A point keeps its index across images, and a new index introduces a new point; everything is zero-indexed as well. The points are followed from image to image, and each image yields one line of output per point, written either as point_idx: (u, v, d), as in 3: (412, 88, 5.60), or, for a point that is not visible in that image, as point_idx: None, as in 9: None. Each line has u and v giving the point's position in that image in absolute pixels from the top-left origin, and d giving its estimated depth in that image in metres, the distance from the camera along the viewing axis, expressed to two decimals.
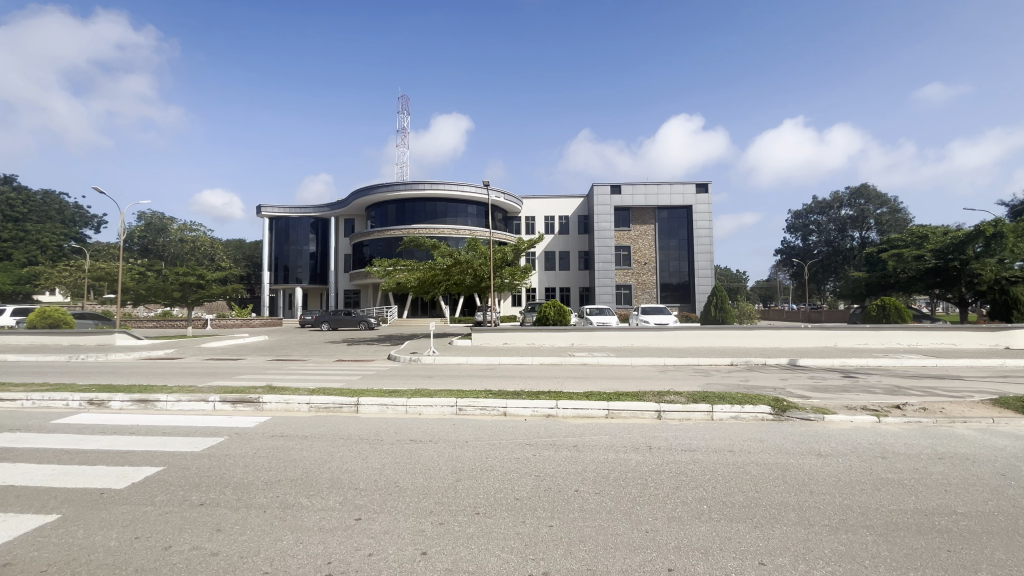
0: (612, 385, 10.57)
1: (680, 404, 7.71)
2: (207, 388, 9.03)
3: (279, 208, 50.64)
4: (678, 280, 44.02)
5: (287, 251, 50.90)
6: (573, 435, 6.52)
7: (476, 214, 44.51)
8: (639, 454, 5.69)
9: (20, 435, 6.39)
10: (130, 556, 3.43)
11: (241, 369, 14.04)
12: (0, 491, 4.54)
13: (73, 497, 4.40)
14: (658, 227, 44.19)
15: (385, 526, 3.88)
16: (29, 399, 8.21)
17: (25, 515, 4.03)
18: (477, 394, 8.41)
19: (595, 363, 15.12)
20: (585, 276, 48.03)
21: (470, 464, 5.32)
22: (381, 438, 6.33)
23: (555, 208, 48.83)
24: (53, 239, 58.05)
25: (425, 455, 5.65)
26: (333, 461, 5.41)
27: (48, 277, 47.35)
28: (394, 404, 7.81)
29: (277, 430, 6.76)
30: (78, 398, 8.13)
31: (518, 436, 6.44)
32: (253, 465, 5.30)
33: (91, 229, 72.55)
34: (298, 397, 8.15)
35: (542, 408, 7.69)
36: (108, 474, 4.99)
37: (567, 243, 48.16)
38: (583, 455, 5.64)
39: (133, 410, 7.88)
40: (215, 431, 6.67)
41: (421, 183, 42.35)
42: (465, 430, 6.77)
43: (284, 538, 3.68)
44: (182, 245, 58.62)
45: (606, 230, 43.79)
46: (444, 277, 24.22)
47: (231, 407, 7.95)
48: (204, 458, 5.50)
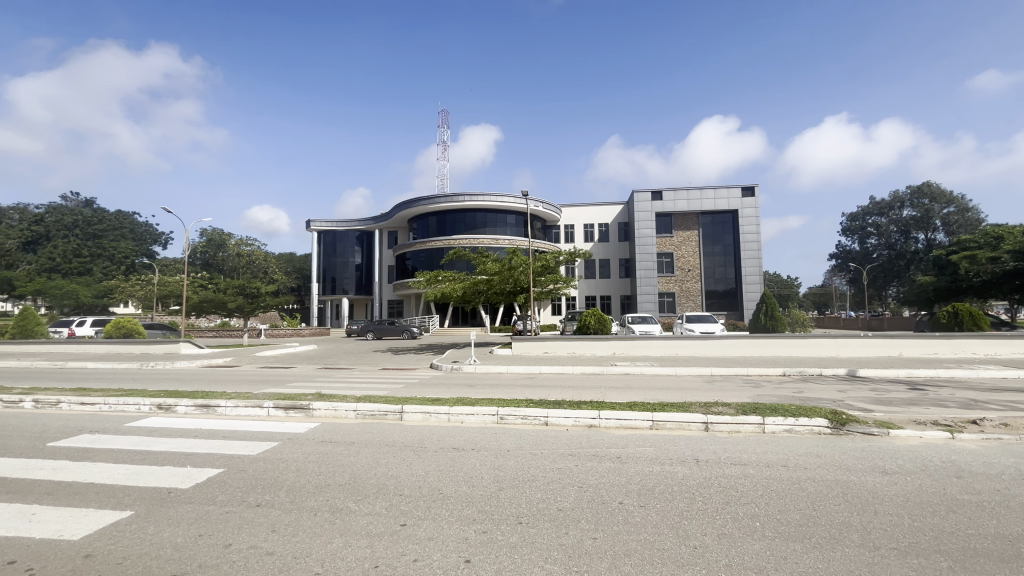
0: (656, 396, 10.27)
1: (728, 416, 7.42)
2: (263, 395, 9.48)
3: (327, 222, 52.95)
4: (725, 287, 42.51)
5: (335, 263, 52.87)
6: (615, 445, 6.41)
7: (516, 224, 44.67)
8: (686, 467, 5.52)
9: (98, 437, 6.94)
10: (195, 552, 3.65)
11: (291, 376, 14.67)
12: (83, 486, 4.97)
13: (144, 495, 4.74)
14: (702, 233, 42.85)
15: (430, 532, 3.94)
16: (107, 403, 8.90)
17: (103, 510, 4.38)
18: (518, 403, 8.41)
19: (638, 372, 14.83)
20: (627, 284, 47.30)
21: (514, 474, 5.31)
22: (424, 445, 6.45)
23: (594, 216, 48.45)
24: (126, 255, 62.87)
25: (467, 464, 5.70)
26: (379, 467, 5.57)
27: (121, 290, 51.22)
28: (436, 412, 7.93)
29: (326, 436, 6.99)
30: (149, 403, 8.76)
31: (560, 446, 6.41)
32: (304, 468, 5.53)
33: (159, 246, 78.16)
34: (344, 404, 8.41)
35: (584, 419, 7.60)
36: (173, 475, 5.32)
37: (607, 251, 47.65)
38: (626, 467, 5.52)
39: (196, 415, 8.38)
40: (270, 435, 6.98)
41: (462, 195, 43.14)
42: (507, 438, 6.80)
43: (334, 541, 3.82)
44: (238, 259, 62.11)
45: (647, 236, 42.98)
46: (486, 287, 24.35)
47: (283, 413, 8.32)
48: (260, 462, 5.78)
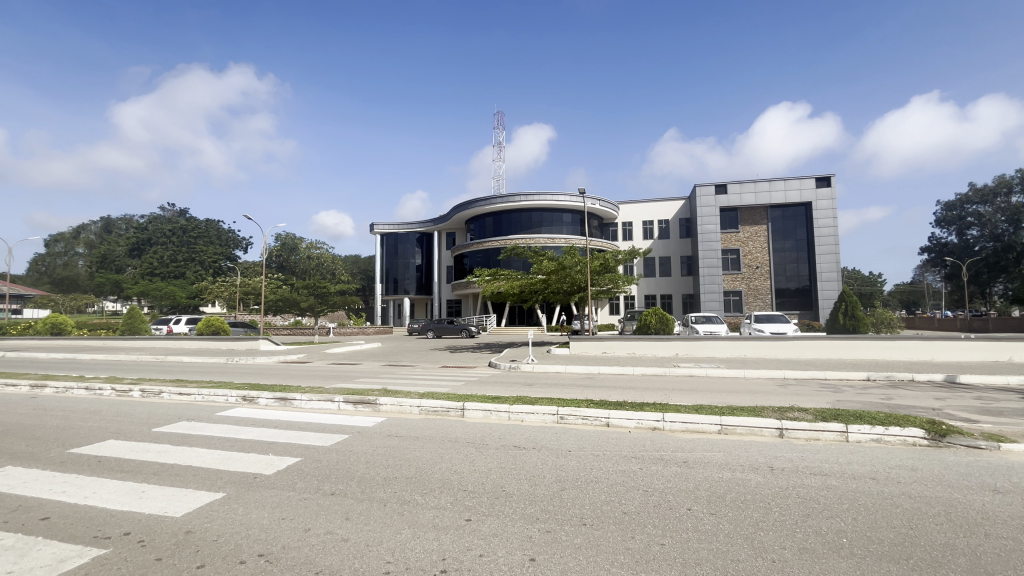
0: (723, 399, 9.80)
1: (805, 422, 6.93)
2: (334, 390, 10.03)
3: (389, 225, 55.14)
4: (797, 285, 39.86)
5: (397, 264, 54.97)
6: (681, 449, 6.17)
7: (572, 222, 44.26)
8: (759, 475, 5.22)
9: (194, 424, 7.66)
10: (278, 534, 3.92)
11: (359, 372, 15.43)
12: (184, 468, 5.50)
13: (234, 479, 5.16)
14: (771, 228, 40.38)
15: (494, 528, 3.98)
16: (199, 394, 9.78)
17: (200, 491, 4.81)
18: (578, 403, 8.33)
19: (703, 374, 14.21)
20: (689, 282, 45.52)
21: (576, 475, 5.27)
22: (486, 442, 6.55)
23: (653, 212, 47.01)
24: (213, 259, 68.85)
25: (529, 462, 5.72)
26: (443, 462, 5.72)
27: (209, 291, 56.11)
28: (497, 410, 8.01)
29: (393, 430, 7.28)
30: (235, 395, 9.54)
31: (622, 448, 6.27)
32: (373, 461, 5.79)
33: (241, 250, 84.89)
34: (409, 400, 8.71)
35: (647, 421, 7.39)
36: (258, 461, 5.77)
37: (667, 248, 46.11)
38: (694, 472, 5.30)
39: (276, 407, 9.02)
40: (342, 428, 7.37)
41: (518, 195, 43.37)
42: (568, 439, 6.74)
43: (403, 532, 3.94)
44: (309, 261, 66.15)
45: (711, 232, 41.06)
46: (543, 286, 24.27)
47: (353, 407, 8.77)
48: (333, 452, 6.11)
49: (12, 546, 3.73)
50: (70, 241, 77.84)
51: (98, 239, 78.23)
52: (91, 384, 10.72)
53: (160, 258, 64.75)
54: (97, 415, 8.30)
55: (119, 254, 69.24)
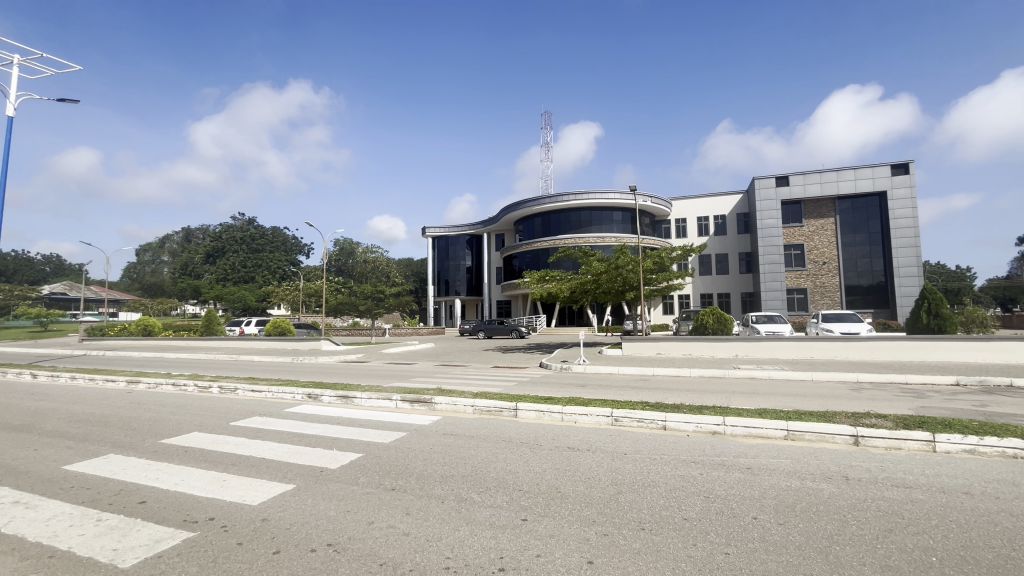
0: (789, 403, 9.27)
1: (885, 430, 6.40)
2: (392, 388, 10.39)
3: (440, 228, 56.46)
4: (870, 281, 37.02)
5: (448, 266, 56.18)
6: (744, 455, 5.89)
7: (622, 220, 43.41)
8: (833, 485, 4.89)
9: (266, 419, 8.19)
10: (345, 525, 4.11)
11: (415, 372, 15.91)
12: (259, 460, 5.90)
13: (303, 471, 5.47)
14: (840, 220, 37.73)
15: (551, 529, 3.99)
16: (269, 391, 10.43)
17: (272, 482, 5.13)
18: (633, 405, 8.14)
19: (766, 377, 13.51)
20: (748, 280, 43.40)
21: (633, 478, 5.16)
22: (540, 443, 6.56)
23: (708, 207, 45.24)
24: (279, 264, 73.39)
25: (583, 464, 5.67)
26: (498, 462, 5.79)
27: (276, 295, 59.84)
28: (550, 411, 7.99)
29: (448, 428, 7.45)
30: (301, 392, 10.09)
31: (680, 452, 6.07)
32: (430, 458, 5.95)
33: (304, 255, 89.89)
34: (463, 399, 8.86)
35: (706, 425, 7.10)
36: (324, 456, 6.08)
37: (724, 245, 44.22)
38: (758, 479, 5.05)
39: (338, 404, 9.48)
40: (399, 426, 7.61)
41: (566, 195, 43.08)
42: (624, 441, 6.61)
43: (461, 529, 4.03)
44: (365, 265, 68.95)
45: (771, 226, 38.96)
46: (594, 286, 23.94)
47: (409, 406, 9.04)
48: (392, 449, 6.34)
49: (116, 526, 4.15)
50: (156, 249, 85.48)
51: (180, 247, 85.40)
52: (176, 381, 11.75)
53: (233, 265, 69.79)
54: (182, 409, 9.09)
55: (197, 261, 75.21)
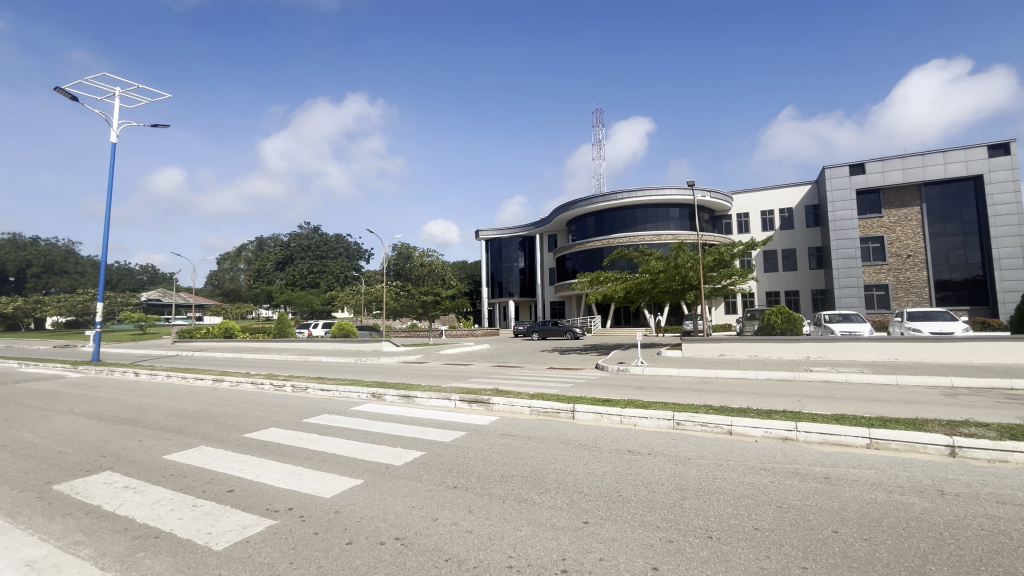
0: (871, 409, 8.58)
1: (988, 442, 5.75)
2: (451, 388, 10.66)
3: (493, 231, 57.20)
4: (965, 275, 33.39)
5: (501, 268, 56.78)
6: (820, 464, 5.53)
7: (679, 217, 41.97)
8: (926, 499, 4.47)
9: (335, 417, 8.65)
10: (410, 520, 4.28)
11: (472, 373, 16.24)
12: (329, 455, 6.26)
13: (370, 467, 5.74)
14: (926, 209, 34.39)
15: (613, 533, 3.94)
16: (336, 390, 11.02)
17: (343, 477, 5.42)
18: (696, 409, 7.86)
19: (842, 380, 12.58)
20: (820, 276, 40.57)
21: (697, 484, 4.99)
22: (599, 445, 6.49)
23: (773, 200, 42.77)
24: (342, 269, 77.24)
25: (645, 468, 5.54)
26: (558, 463, 5.77)
27: (339, 299, 63.13)
28: (609, 413, 7.89)
29: (506, 429, 7.55)
30: (366, 391, 10.58)
31: (748, 458, 5.79)
32: (490, 458, 6.05)
33: (364, 261, 93.96)
34: (520, 400, 8.92)
35: (777, 430, 6.73)
36: (389, 453, 6.35)
37: (791, 240, 41.64)
38: (837, 490, 4.72)
39: (400, 403, 9.84)
40: (459, 426, 7.80)
41: (619, 193, 42.25)
42: (687, 446, 6.40)
43: (522, 529, 4.07)
44: (422, 269, 71.06)
45: (845, 218, 36.21)
46: (651, 286, 23.24)
47: (468, 406, 9.23)
48: (453, 448, 6.51)
49: (209, 512, 4.55)
50: (234, 257, 92.55)
51: (254, 255, 92.04)
52: (255, 379, 12.72)
53: (301, 271, 74.26)
54: (262, 406, 9.82)
55: (270, 268, 80.72)
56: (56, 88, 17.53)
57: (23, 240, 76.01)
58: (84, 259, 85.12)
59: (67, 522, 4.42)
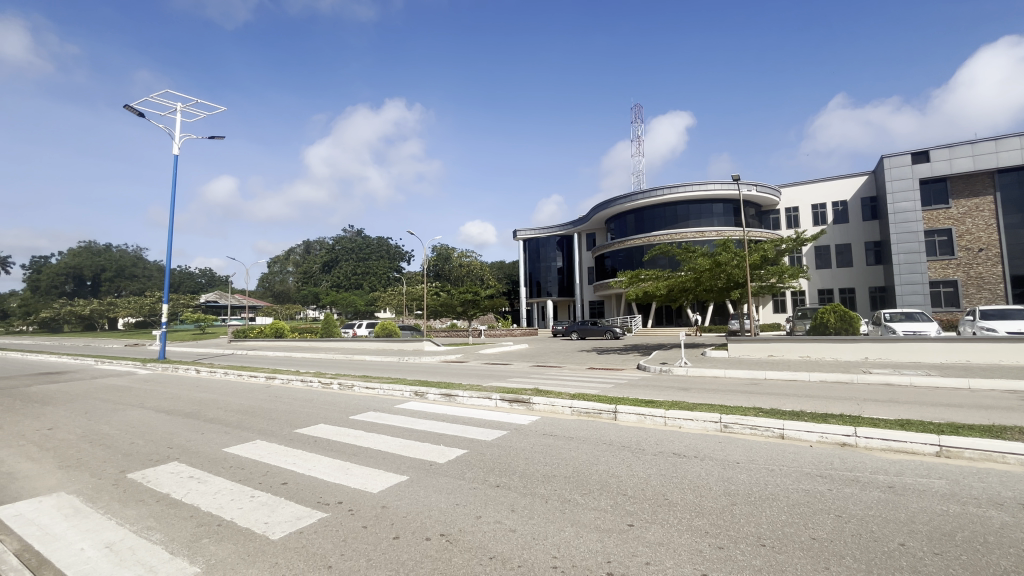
0: (938, 415, 7.99)
1: None
2: (492, 388, 10.73)
3: (531, 231, 57.18)
4: None
5: (539, 268, 56.70)
6: (883, 472, 5.20)
7: (723, 213, 40.57)
8: (1006, 513, 4.11)
9: (380, 415, 8.89)
10: (455, 517, 4.34)
11: (512, 372, 16.30)
12: (375, 452, 6.44)
13: (415, 464, 5.87)
14: (1000, 199, 31.67)
15: (659, 537, 3.85)
16: (381, 388, 11.34)
17: (389, 473, 5.56)
18: (745, 412, 7.56)
19: (905, 383, 11.77)
20: (878, 273, 38.20)
21: (748, 489, 4.79)
22: (642, 447, 6.35)
23: (825, 193, 40.61)
24: (384, 270, 79.28)
25: (691, 471, 5.38)
26: (600, 465, 5.70)
27: (381, 299, 64.91)
28: (652, 415, 7.71)
29: (547, 429, 7.53)
30: (409, 390, 10.82)
31: (802, 464, 5.51)
32: (532, 457, 6.05)
33: (405, 262, 96.04)
34: (561, 400, 8.87)
35: (833, 435, 6.36)
36: (432, 450, 6.47)
37: (846, 234, 39.39)
38: (902, 500, 4.43)
39: (442, 402, 10.00)
40: (500, 425, 7.85)
41: (660, 189, 41.28)
42: (735, 449, 6.17)
43: (566, 529, 4.05)
44: (461, 269, 71.92)
45: (907, 210, 33.94)
46: (694, 284, 22.53)
47: (508, 405, 9.27)
48: (495, 447, 6.56)
49: (265, 503, 4.78)
50: (283, 260, 96.70)
51: (302, 258, 95.91)
52: (305, 377, 13.26)
53: (345, 273, 76.76)
54: (311, 403, 10.22)
55: (316, 270, 83.98)
56: (125, 107, 18.78)
57: (97, 247, 82.44)
58: (150, 264, 91.38)
59: (140, 509, 4.74)
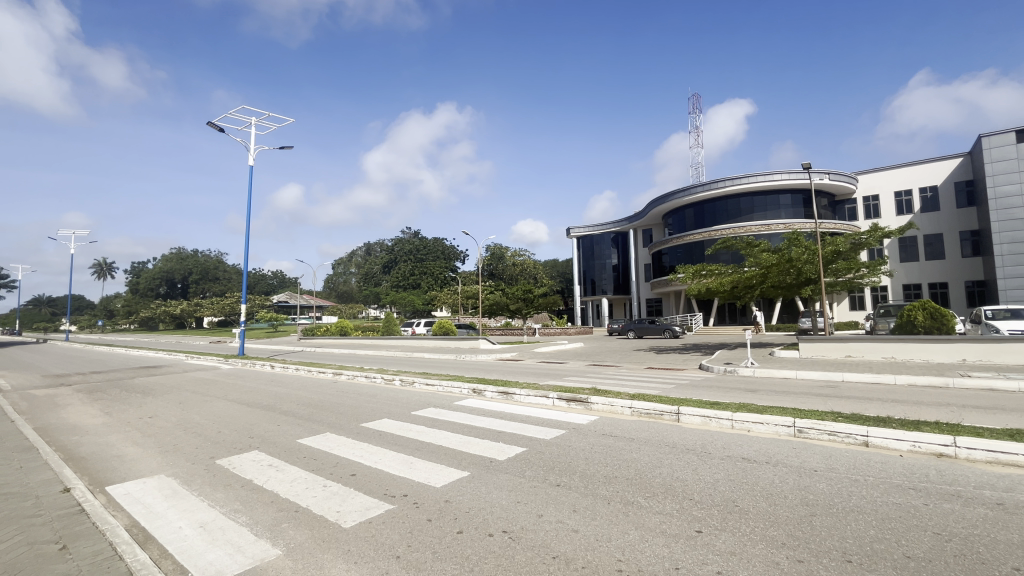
0: None
1: None
2: (549, 387, 10.70)
3: (585, 228, 56.53)
4: None
5: (594, 265, 55.90)
6: (988, 487, 4.66)
7: (792, 204, 38.14)
8: None
9: (441, 411, 9.12)
10: (517, 515, 4.35)
11: (568, 371, 16.17)
12: (436, 447, 6.60)
13: (475, 460, 5.97)
14: None
15: (731, 546, 3.66)
16: (440, 385, 11.64)
17: (450, 468, 5.69)
18: (822, 416, 7.06)
19: (1012, 388, 10.49)
20: (977, 266, 34.40)
21: (829, 500, 4.45)
22: (708, 451, 6.08)
23: (910, 179, 37.14)
24: (440, 270, 81.27)
25: (764, 477, 5.09)
26: (663, 467, 5.52)
27: (438, 298, 66.60)
28: (718, 417, 7.37)
29: (606, 429, 7.40)
30: (467, 387, 11.01)
31: (891, 475, 5.05)
32: (592, 457, 5.97)
33: (460, 262, 97.91)
34: (620, 400, 8.70)
35: (928, 445, 5.79)
36: (492, 447, 6.55)
37: (936, 224, 35.81)
38: (1014, 520, 3.95)
39: (499, 399, 10.10)
40: (557, 424, 7.81)
41: (721, 181, 39.43)
42: (812, 456, 5.77)
43: (630, 532, 3.95)
44: (514, 268, 72.33)
45: (1011, 195, 30.35)
46: (760, 280, 21.31)
47: (566, 404, 9.20)
48: (554, 445, 6.53)
49: (337, 492, 5.04)
50: (346, 262, 101.45)
51: (363, 259, 100.23)
52: (370, 373, 13.86)
53: (404, 273, 79.41)
54: (375, 398, 10.68)
55: (377, 271, 87.58)
56: (209, 122, 20.65)
57: (186, 252, 90.77)
58: (230, 267, 99.23)
59: (228, 493, 5.15)
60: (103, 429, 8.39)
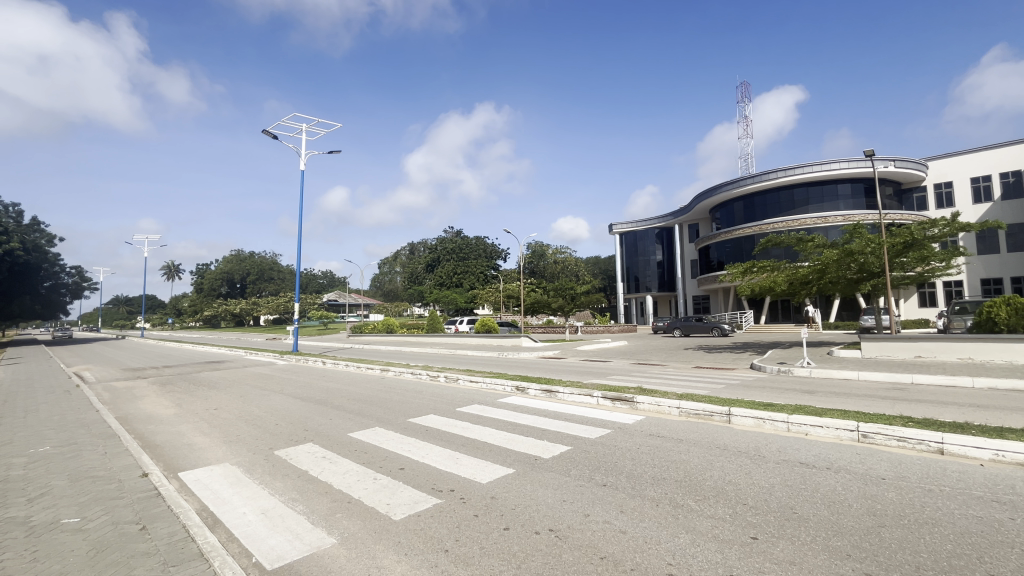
0: None
1: None
2: (593, 385, 10.59)
3: (628, 224, 55.48)
4: None
5: (638, 262, 54.77)
6: None
7: (851, 194, 35.97)
8: None
9: (485, 408, 9.20)
10: (564, 514, 4.33)
11: (613, 370, 15.92)
12: (480, 444, 6.65)
13: (520, 458, 5.99)
14: None
15: (790, 555, 3.49)
16: (484, 382, 11.75)
17: (496, 465, 5.73)
18: (888, 420, 6.60)
19: None
20: None
21: (899, 510, 4.16)
22: (763, 454, 5.82)
23: (987, 164, 34.14)
24: (482, 269, 82.05)
25: (825, 484, 4.82)
26: (715, 470, 5.33)
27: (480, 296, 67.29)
28: (772, 419, 7.02)
29: (653, 429, 7.21)
30: (511, 385, 11.07)
31: (969, 486, 4.65)
32: (639, 458, 5.84)
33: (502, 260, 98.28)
34: (667, 400, 8.47)
35: (1011, 454, 5.31)
36: (536, 445, 6.55)
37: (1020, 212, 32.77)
38: None
39: (542, 397, 10.10)
40: (602, 423, 7.69)
41: (772, 172, 37.59)
42: (878, 463, 5.40)
43: (680, 536, 3.85)
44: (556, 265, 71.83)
45: None
46: (817, 276, 20.21)
47: (611, 403, 9.06)
48: (599, 445, 6.46)
49: (386, 485, 5.20)
50: (392, 262, 104.25)
51: (407, 259, 102.63)
52: (415, 370, 14.20)
53: (446, 272, 80.71)
54: (421, 394, 10.92)
55: (421, 271, 89.42)
56: (264, 132, 21.84)
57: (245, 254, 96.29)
58: (285, 268, 104.28)
59: (285, 482, 5.42)
60: (175, 420, 9.04)
